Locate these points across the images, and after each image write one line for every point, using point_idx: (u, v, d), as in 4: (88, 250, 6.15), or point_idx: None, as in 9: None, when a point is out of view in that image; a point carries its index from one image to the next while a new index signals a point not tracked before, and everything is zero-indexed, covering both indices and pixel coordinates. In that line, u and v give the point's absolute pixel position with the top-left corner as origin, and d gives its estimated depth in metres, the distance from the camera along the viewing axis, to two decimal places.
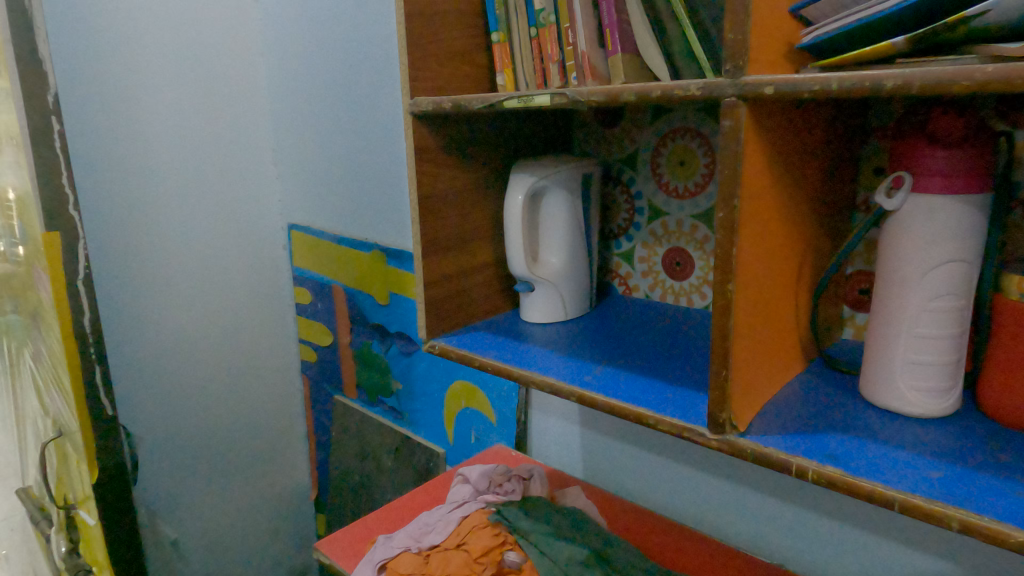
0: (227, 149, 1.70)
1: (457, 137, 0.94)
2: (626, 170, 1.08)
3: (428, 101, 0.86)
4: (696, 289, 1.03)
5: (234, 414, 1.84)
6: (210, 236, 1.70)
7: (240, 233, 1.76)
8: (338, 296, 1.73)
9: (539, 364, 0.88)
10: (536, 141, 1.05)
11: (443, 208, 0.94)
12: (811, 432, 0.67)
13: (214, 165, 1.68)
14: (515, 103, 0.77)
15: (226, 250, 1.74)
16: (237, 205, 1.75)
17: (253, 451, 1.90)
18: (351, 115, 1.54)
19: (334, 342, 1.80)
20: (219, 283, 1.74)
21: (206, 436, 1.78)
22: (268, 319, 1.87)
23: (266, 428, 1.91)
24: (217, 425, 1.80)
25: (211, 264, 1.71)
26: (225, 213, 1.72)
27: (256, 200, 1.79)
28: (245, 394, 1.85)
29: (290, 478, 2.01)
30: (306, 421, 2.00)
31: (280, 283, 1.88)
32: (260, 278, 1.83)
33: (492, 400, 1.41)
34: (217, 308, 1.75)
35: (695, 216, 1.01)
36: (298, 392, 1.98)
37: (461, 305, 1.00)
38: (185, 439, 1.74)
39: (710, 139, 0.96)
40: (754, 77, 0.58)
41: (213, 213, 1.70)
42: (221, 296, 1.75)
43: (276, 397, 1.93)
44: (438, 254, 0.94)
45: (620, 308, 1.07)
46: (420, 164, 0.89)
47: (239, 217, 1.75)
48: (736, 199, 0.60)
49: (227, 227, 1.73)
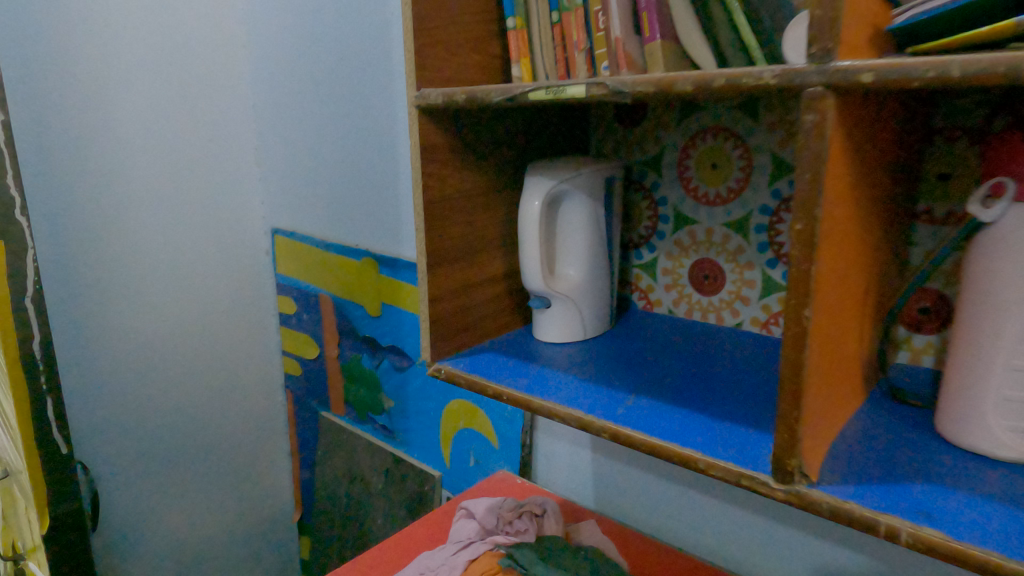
0: (207, 148, 1.59)
1: (467, 134, 0.83)
2: (649, 174, 0.98)
3: (437, 94, 0.75)
4: (727, 305, 0.94)
5: (213, 432, 1.71)
6: (188, 243, 1.59)
7: (220, 239, 1.65)
8: (326, 305, 1.62)
9: (560, 393, 0.77)
10: (551, 141, 0.95)
11: (451, 215, 0.83)
12: (892, 481, 0.57)
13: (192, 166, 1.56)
14: (543, 95, 0.66)
15: (204, 257, 1.62)
16: (217, 208, 1.63)
17: (232, 470, 1.78)
18: (341, 113, 1.43)
19: (321, 355, 1.68)
20: (197, 293, 1.62)
21: (181, 457, 1.66)
22: (250, 329, 1.75)
23: (246, 445, 1.79)
24: (194, 445, 1.68)
25: (187, 272, 1.59)
26: (204, 217, 1.61)
27: (238, 202, 1.67)
28: (225, 411, 1.73)
29: (273, 497, 1.88)
30: (289, 438, 1.87)
31: (263, 292, 1.76)
32: (241, 285, 1.71)
33: (493, 420, 1.31)
34: (195, 319, 1.63)
35: (728, 224, 0.92)
36: (282, 407, 1.86)
37: (470, 323, 0.89)
38: (158, 461, 1.62)
39: (747, 140, 0.87)
40: (848, 63, 0.48)
41: (191, 217, 1.58)
42: (198, 306, 1.63)
43: (258, 412, 1.80)
44: (444, 265, 0.84)
45: (642, 325, 0.97)
46: (426, 165, 0.78)
47: (218, 221, 1.64)
48: (818, 210, 0.50)
49: (205, 233, 1.61)
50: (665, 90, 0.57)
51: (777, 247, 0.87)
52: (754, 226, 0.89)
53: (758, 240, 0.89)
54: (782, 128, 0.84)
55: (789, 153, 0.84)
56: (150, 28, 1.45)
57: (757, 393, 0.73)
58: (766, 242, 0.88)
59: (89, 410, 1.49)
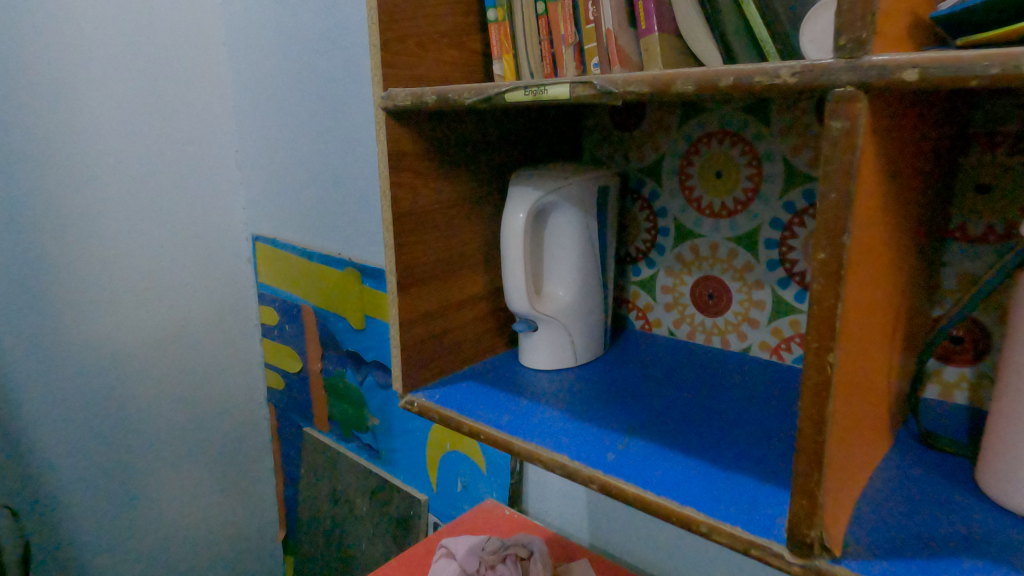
0: (185, 152, 1.50)
1: (443, 139, 0.74)
2: (647, 182, 0.89)
3: (405, 93, 0.66)
4: (733, 328, 0.85)
5: (193, 450, 1.63)
6: (166, 252, 1.50)
7: (201, 247, 1.56)
8: (308, 317, 1.53)
9: (543, 432, 0.68)
10: (538, 147, 0.86)
11: (425, 229, 0.75)
12: (928, 557, 0.49)
13: (170, 171, 1.48)
14: (521, 95, 0.57)
15: (182, 266, 1.54)
16: (196, 215, 1.54)
17: (212, 488, 1.69)
18: (322, 114, 1.34)
19: (304, 368, 1.59)
20: (176, 304, 1.54)
21: (159, 477, 1.58)
22: (231, 341, 1.66)
23: (228, 462, 1.70)
24: (171, 463, 1.59)
25: (166, 282, 1.51)
26: (183, 224, 1.52)
27: (218, 208, 1.59)
28: (205, 427, 1.64)
29: (256, 516, 1.79)
30: (273, 453, 1.79)
31: (245, 302, 1.68)
32: (222, 296, 1.63)
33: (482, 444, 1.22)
34: (173, 332, 1.55)
35: (733, 239, 0.83)
36: (265, 422, 1.77)
37: (447, 347, 0.81)
38: (134, 482, 1.53)
39: (757, 146, 0.78)
40: (886, 57, 0.39)
41: (169, 224, 1.50)
42: (177, 318, 1.55)
43: (240, 428, 1.72)
44: (417, 285, 0.75)
45: (639, 349, 0.89)
46: (395, 174, 0.70)
47: (198, 228, 1.55)
48: (847, 235, 0.42)
49: (184, 240, 1.53)
50: (661, 91, 0.48)
51: (789, 265, 0.79)
52: (764, 241, 0.80)
53: (768, 256, 0.80)
54: (795, 133, 0.75)
55: (803, 161, 0.75)
56: (124, 25, 1.37)
57: (767, 437, 0.64)
58: (776, 259, 0.80)
59: (59, 430, 1.40)
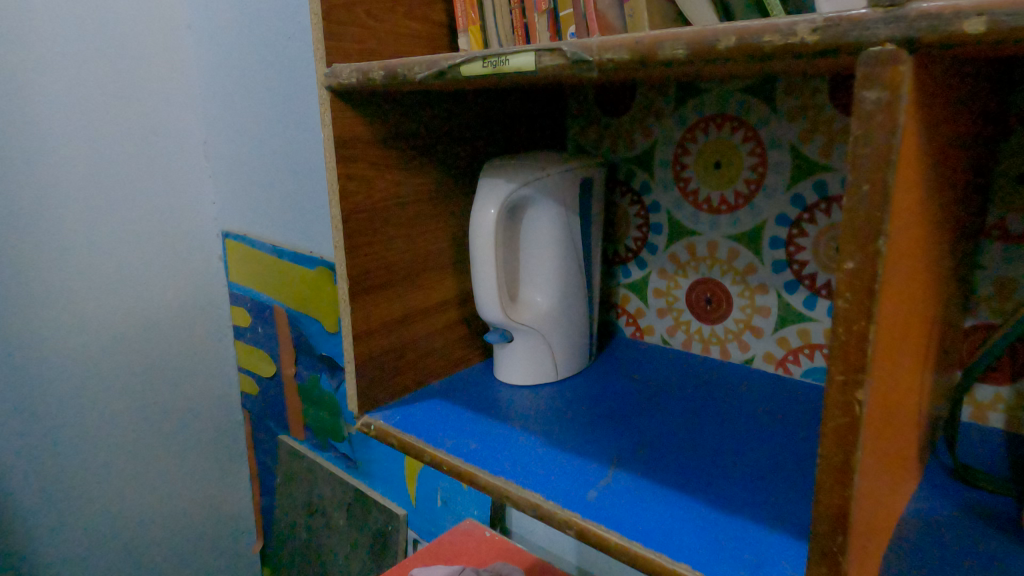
0: (147, 144, 1.36)
1: (401, 124, 0.65)
2: (637, 173, 0.80)
3: (349, 70, 0.56)
4: (734, 336, 0.76)
5: (163, 470, 1.49)
6: (128, 252, 1.36)
7: (167, 246, 1.42)
8: (281, 319, 1.42)
9: (516, 463, 0.59)
10: (513, 134, 0.77)
11: (381, 228, 0.65)
12: None
13: (126, 162, 1.33)
14: (480, 69, 0.46)
15: (147, 268, 1.39)
16: (160, 212, 1.40)
17: (185, 509, 1.54)
18: (289, 102, 1.23)
19: (277, 373, 1.48)
20: (141, 310, 1.39)
21: (126, 499, 1.44)
22: (203, 348, 1.52)
23: (201, 479, 1.56)
24: (140, 482, 1.45)
25: (129, 287, 1.37)
26: (145, 221, 1.37)
27: (187, 203, 1.44)
28: (175, 442, 1.50)
29: (231, 535, 1.65)
30: (249, 465, 1.65)
31: (217, 303, 1.53)
32: (192, 298, 1.48)
33: None
34: (136, 341, 1.40)
35: (734, 237, 0.73)
36: (240, 432, 1.63)
37: (411, 360, 0.71)
38: (98, 504, 1.40)
39: (760, 132, 0.69)
40: (937, 3, 0.29)
41: (130, 223, 1.35)
42: (140, 325, 1.40)
43: (212, 441, 1.57)
44: (372, 291, 0.66)
45: (629, 360, 0.79)
46: (343, 165, 0.60)
47: (163, 225, 1.41)
48: (883, 239, 0.32)
49: (149, 239, 1.38)
50: (646, 58, 0.38)
51: (797, 267, 0.69)
52: (768, 240, 0.71)
53: (773, 257, 0.71)
54: (804, 116, 0.65)
55: (813, 148, 0.65)
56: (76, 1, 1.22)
57: (773, 472, 0.55)
58: (782, 260, 0.70)
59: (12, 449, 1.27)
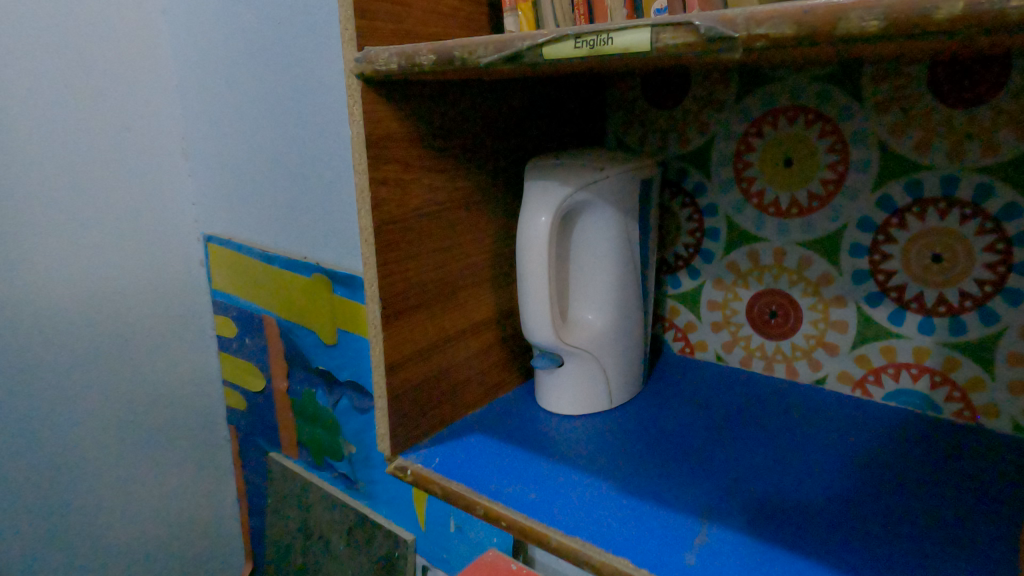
0: (117, 139, 1.18)
1: (439, 118, 0.55)
2: (690, 172, 0.71)
3: (386, 54, 0.46)
4: (803, 354, 0.68)
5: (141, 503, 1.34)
6: (100, 263, 1.19)
7: (144, 254, 1.25)
8: (273, 332, 1.27)
9: (587, 518, 0.50)
10: (556, 130, 0.68)
11: (418, 241, 0.56)
12: None
13: (90, 160, 1.15)
14: (572, 50, 0.37)
15: (119, 280, 1.22)
16: (133, 216, 1.22)
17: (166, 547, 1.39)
18: (281, 95, 1.07)
19: (267, 390, 1.34)
20: (113, 329, 1.23)
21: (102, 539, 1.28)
22: (186, 366, 1.36)
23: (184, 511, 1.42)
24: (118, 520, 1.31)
25: (98, 300, 1.20)
26: (115, 227, 1.20)
27: (165, 204, 1.27)
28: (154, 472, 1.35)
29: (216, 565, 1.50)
30: (236, 490, 1.49)
31: (198, 313, 1.37)
32: (169, 310, 1.31)
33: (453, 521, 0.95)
34: (108, 362, 1.23)
35: (806, 244, 0.65)
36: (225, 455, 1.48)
37: (448, 389, 0.62)
38: (72, 547, 1.24)
39: (843, 125, 0.61)
40: None
41: (97, 231, 1.18)
42: (114, 344, 1.23)
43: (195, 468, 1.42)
44: (406, 315, 0.56)
45: (683, 382, 0.71)
46: (376, 167, 0.51)
47: (136, 229, 1.23)
48: None
49: (122, 249, 1.21)
50: (818, 34, 0.30)
51: (883, 278, 0.62)
52: (848, 247, 0.63)
53: (854, 266, 0.63)
54: (898, 107, 0.57)
55: (907, 144, 0.58)
56: None
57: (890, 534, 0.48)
58: (865, 270, 0.63)
59: None
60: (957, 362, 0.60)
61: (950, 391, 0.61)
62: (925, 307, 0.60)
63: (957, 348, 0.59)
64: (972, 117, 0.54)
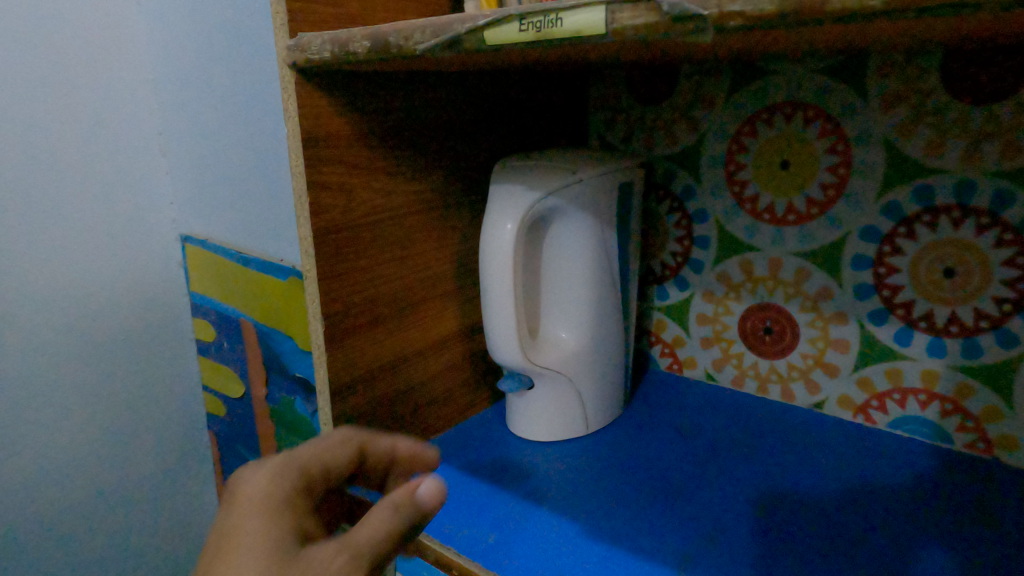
0: (61, 122, 0.89)
1: (392, 115, 0.49)
2: (679, 174, 0.65)
3: (320, 41, 0.41)
4: (801, 374, 0.62)
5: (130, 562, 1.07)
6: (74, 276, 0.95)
7: (107, 266, 0.97)
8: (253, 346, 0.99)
9: (548, 566, 0.45)
10: (530, 127, 0.62)
11: (368, 252, 0.50)
12: None
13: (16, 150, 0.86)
14: (527, 33, 0.31)
15: (67, 308, 0.94)
16: (92, 221, 0.94)
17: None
18: (239, 40, 0.82)
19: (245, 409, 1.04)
20: (57, 372, 0.94)
21: None
22: (172, 408, 1.09)
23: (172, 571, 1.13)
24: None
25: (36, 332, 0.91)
26: (62, 235, 0.92)
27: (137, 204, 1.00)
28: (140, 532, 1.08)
29: None
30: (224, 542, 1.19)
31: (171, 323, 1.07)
32: (144, 337, 1.03)
33: None
34: (50, 416, 0.95)
35: (803, 255, 0.59)
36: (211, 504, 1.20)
37: (407, 414, 0.57)
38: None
39: (845, 123, 0.54)
40: None
41: (38, 242, 0.89)
42: (66, 389, 0.96)
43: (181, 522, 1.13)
44: (354, 335, 0.50)
45: (670, 404, 0.66)
46: (313, 170, 0.45)
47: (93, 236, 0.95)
48: None
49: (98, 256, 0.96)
50: (807, 13, 0.24)
51: (889, 293, 0.56)
52: (850, 258, 0.57)
53: (856, 279, 0.57)
54: (905, 104, 0.51)
55: (915, 145, 0.51)
56: None
57: None
58: (870, 284, 0.56)
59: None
60: (971, 389, 0.54)
61: (963, 421, 0.55)
62: (936, 327, 0.54)
63: (971, 373, 0.53)
64: (989, 115, 0.48)
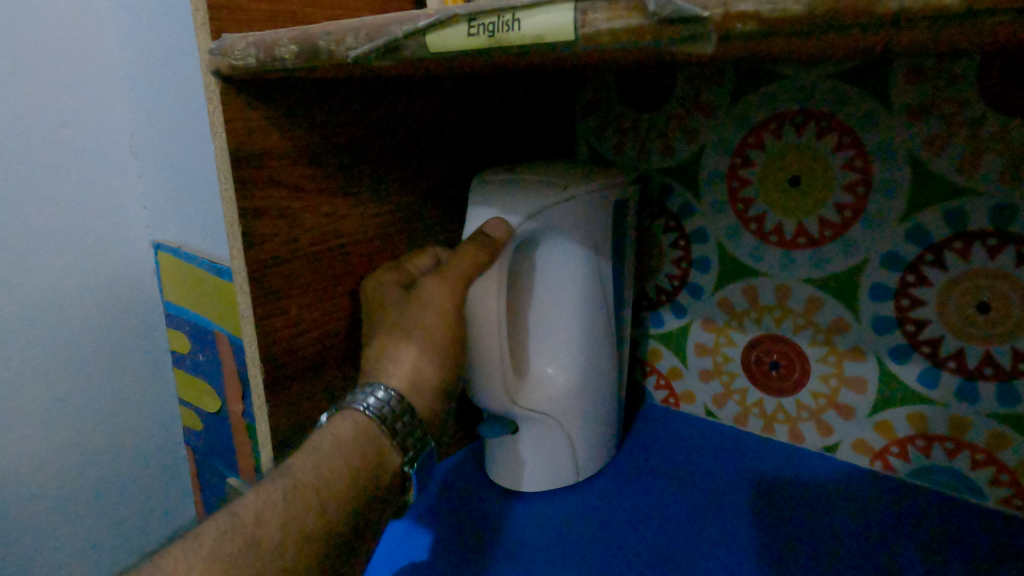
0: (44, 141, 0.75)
1: (342, 127, 0.43)
2: (675, 189, 0.59)
3: (245, 44, 0.34)
4: (812, 414, 0.56)
5: None
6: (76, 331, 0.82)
7: (78, 291, 0.81)
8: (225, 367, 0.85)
9: None
10: (506, 135, 0.55)
11: (318, 287, 0.43)
12: None
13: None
14: (479, 39, 0.25)
15: (32, 346, 0.78)
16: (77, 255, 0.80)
17: None
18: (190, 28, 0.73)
19: (223, 425, 0.89)
20: (23, 422, 0.79)
21: None
22: (149, 446, 0.94)
23: None
24: None
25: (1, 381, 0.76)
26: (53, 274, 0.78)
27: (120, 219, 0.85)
28: None
29: None
30: None
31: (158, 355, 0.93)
32: (122, 370, 0.88)
33: None
34: (20, 475, 0.79)
35: (814, 282, 0.53)
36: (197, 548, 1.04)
37: None
38: None
39: (863, 137, 0.48)
40: None
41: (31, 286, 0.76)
42: (71, 446, 0.84)
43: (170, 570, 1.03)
44: (302, 380, 0.44)
45: (668, 446, 0.59)
46: (245, 195, 0.38)
47: (64, 258, 0.79)
48: None
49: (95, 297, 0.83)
50: (849, 17, 0.18)
51: (912, 329, 0.49)
52: (868, 289, 0.50)
53: (875, 312, 0.50)
54: (933, 116, 0.45)
55: (944, 162, 0.45)
56: None
57: None
58: (891, 317, 0.50)
59: None
60: (1007, 440, 0.47)
61: (996, 473, 0.48)
62: (966, 368, 0.47)
63: (1006, 422, 0.47)
64: None
